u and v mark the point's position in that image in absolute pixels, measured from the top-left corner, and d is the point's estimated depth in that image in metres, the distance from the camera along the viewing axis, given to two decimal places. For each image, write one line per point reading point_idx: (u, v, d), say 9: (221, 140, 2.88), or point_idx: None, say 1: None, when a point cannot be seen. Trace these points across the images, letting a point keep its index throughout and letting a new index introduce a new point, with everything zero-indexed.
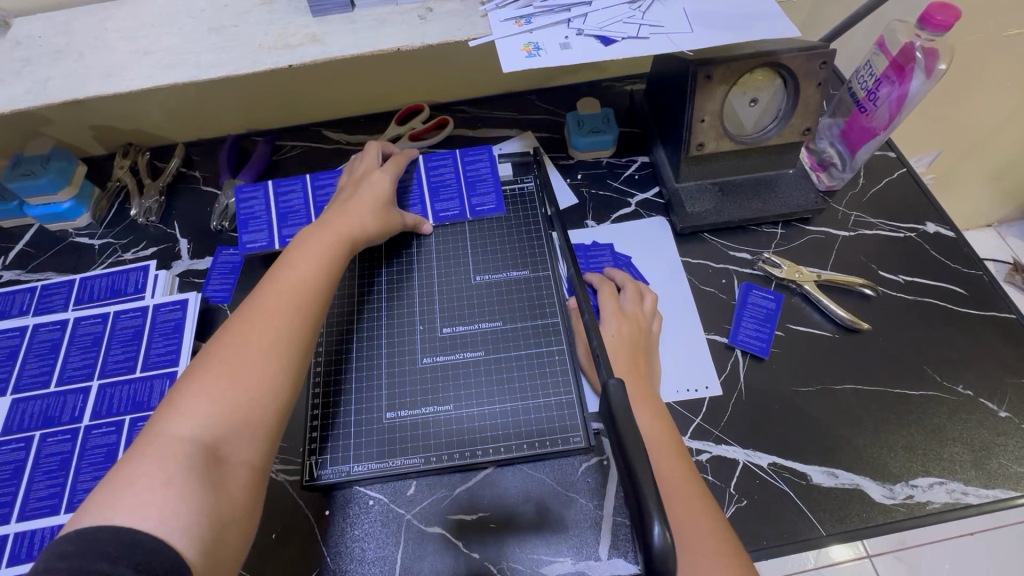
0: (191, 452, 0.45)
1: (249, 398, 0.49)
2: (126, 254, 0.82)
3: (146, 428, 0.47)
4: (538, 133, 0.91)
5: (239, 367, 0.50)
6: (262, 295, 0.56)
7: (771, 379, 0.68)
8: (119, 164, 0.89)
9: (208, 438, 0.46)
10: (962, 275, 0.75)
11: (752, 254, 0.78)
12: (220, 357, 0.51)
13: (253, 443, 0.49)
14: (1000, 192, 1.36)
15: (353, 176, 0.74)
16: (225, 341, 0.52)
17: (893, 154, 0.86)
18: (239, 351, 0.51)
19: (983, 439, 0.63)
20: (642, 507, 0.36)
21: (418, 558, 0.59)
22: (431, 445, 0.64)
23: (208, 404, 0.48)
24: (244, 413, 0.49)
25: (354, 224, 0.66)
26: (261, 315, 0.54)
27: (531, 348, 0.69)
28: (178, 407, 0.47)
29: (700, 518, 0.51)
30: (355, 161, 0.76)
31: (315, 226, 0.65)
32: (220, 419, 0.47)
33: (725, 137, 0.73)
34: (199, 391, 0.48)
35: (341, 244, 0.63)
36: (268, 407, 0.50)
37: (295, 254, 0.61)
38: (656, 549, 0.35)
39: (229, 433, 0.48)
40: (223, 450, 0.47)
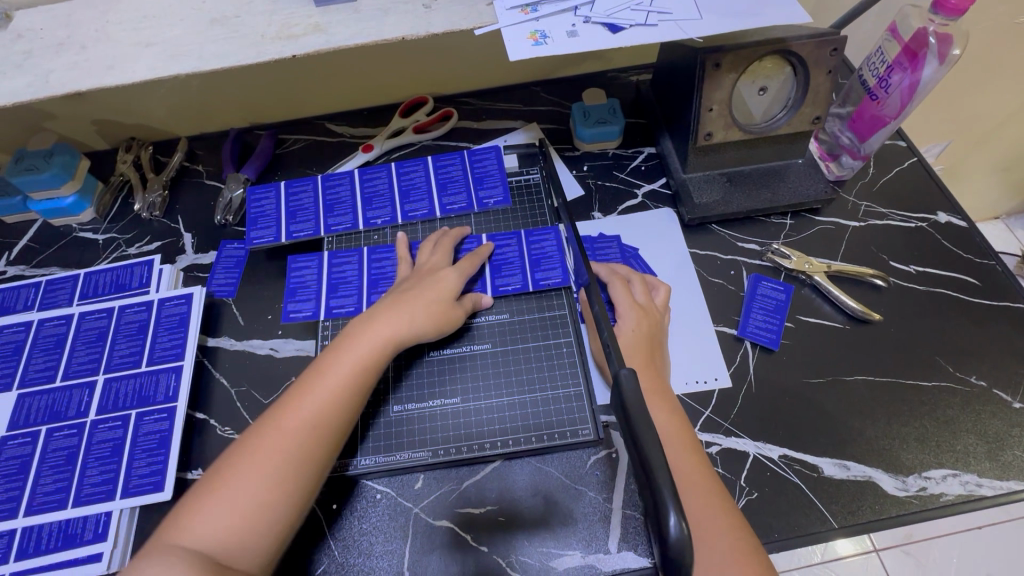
0: (221, 526, 0.50)
1: (253, 519, 0.50)
2: (130, 249, 0.82)
3: (200, 486, 0.52)
4: (543, 124, 0.90)
5: (279, 448, 0.53)
6: (321, 371, 0.58)
7: (781, 370, 0.67)
8: (122, 159, 0.88)
9: (208, 551, 0.48)
10: (974, 265, 0.74)
11: (760, 245, 0.77)
12: (237, 463, 0.52)
13: (251, 557, 0.50)
14: (1009, 183, 1.34)
15: (423, 268, 0.69)
16: (247, 445, 0.53)
17: (903, 143, 0.85)
18: (253, 462, 0.52)
19: (997, 430, 0.63)
20: (657, 495, 0.36)
21: (426, 552, 0.59)
22: (438, 439, 0.63)
23: (245, 480, 0.52)
24: (246, 529, 0.50)
25: (397, 318, 0.62)
26: (279, 428, 0.54)
27: (538, 341, 0.69)
28: (224, 479, 0.52)
29: (716, 513, 0.51)
30: (428, 246, 0.72)
31: (360, 320, 0.63)
32: (223, 537, 0.49)
33: (733, 126, 0.72)
34: (212, 497, 0.51)
35: (381, 350, 0.60)
36: (270, 535, 0.51)
37: (336, 349, 0.60)
38: (672, 541, 0.34)
39: (239, 539, 0.50)
40: (248, 525, 0.50)
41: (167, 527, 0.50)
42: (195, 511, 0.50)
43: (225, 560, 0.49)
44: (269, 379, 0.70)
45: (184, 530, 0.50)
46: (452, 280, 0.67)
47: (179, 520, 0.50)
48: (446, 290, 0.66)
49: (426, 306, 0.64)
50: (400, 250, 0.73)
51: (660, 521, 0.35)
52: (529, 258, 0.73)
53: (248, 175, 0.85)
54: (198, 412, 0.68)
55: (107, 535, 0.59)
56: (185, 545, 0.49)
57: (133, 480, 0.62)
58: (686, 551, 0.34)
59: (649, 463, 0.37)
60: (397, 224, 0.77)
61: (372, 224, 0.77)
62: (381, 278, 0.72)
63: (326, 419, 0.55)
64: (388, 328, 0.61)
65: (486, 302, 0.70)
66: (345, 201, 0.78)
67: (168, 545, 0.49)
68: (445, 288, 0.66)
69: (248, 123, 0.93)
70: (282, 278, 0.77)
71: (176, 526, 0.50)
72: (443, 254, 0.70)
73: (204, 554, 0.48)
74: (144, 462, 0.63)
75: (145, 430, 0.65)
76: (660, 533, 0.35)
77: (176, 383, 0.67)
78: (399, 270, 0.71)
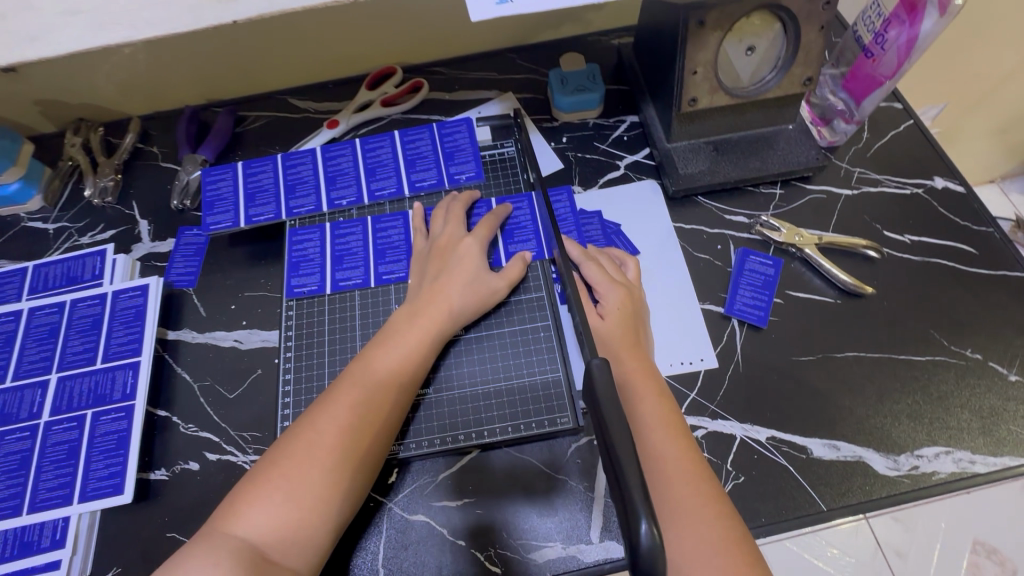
0: (277, 513, 0.48)
1: (310, 512, 0.48)
2: (83, 238, 0.77)
3: (248, 477, 0.50)
4: (519, 94, 0.85)
5: (328, 433, 0.51)
6: (369, 357, 0.57)
7: (770, 349, 0.64)
8: (70, 142, 0.83)
9: (261, 544, 0.46)
10: (971, 232, 0.71)
11: (749, 217, 0.73)
12: (290, 451, 0.50)
13: (303, 554, 0.48)
14: (1006, 145, 1.29)
15: (438, 243, 0.66)
16: (300, 432, 0.51)
17: (899, 105, 0.81)
18: (307, 451, 0.50)
19: (992, 405, 0.60)
20: (628, 501, 0.33)
21: (402, 548, 0.57)
22: (414, 430, 0.60)
23: (298, 467, 0.49)
24: (303, 523, 0.48)
25: (442, 303, 0.61)
26: (329, 416, 0.52)
27: (514, 325, 0.65)
28: (273, 467, 0.49)
29: (697, 501, 0.47)
30: (440, 216, 0.68)
31: (406, 309, 0.61)
32: (279, 528, 0.47)
33: (719, 91, 0.67)
34: (268, 486, 0.49)
35: (431, 338, 0.59)
36: (324, 529, 0.49)
37: (386, 338, 0.58)
38: (643, 551, 0.31)
39: (295, 530, 0.48)
40: (303, 515, 0.48)
41: (217, 517, 0.48)
42: (249, 501, 0.48)
43: (276, 556, 0.46)
44: (233, 372, 0.67)
45: (237, 520, 0.47)
46: (479, 251, 0.64)
47: (230, 508, 0.48)
48: (480, 265, 0.64)
49: (467, 288, 0.62)
50: (415, 222, 0.69)
51: (630, 529, 0.32)
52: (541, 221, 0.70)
53: (205, 156, 0.80)
54: (159, 409, 0.65)
55: (65, 541, 0.56)
56: (239, 535, 0.46)
57: (92, 484, 0.59)
58: (658, 560, 0.32)
59: (621, 469, 0.34)
60: (364, 205, 0.73)
61: (337, 206, 0.72)
62: (386, 247, 0.70)
63: (382, 408, 0.54)
64: (436, 312, 0.60)
65: (530, 257, 0.67)
66: (308, 182, 0.73)
67: (218, 535, 0.46)
68: (479, 261, 0.64)
69: (204, 100, 0.87)
70: (244, 264, 0.73)
71: (226, 516, 0.48)
72: (457, 223, 0.67)
73: (257, 547, 0.46)
74: (102, 464, 0.60)
75: (102, 430, 0.61)
76: (630, 542, 0.32)
77: (134, 380, 0.64)
78: (416, 244, 0.68)
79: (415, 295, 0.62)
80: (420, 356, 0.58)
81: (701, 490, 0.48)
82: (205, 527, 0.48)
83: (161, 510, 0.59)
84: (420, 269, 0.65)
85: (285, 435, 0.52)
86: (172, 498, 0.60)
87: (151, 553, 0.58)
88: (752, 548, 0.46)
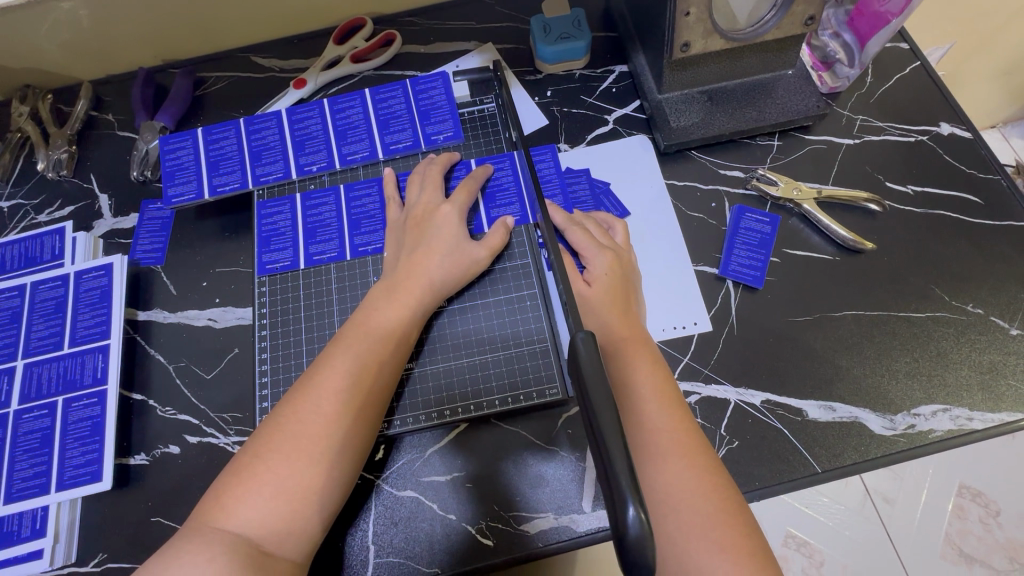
0: (262, 512, 0.45)
1: (303, 500, 0.47)
2: (40, 216, 0.73)
3: (229, 471, 0.48)
4: (500, 44, 0.78)
5: (313, 423, 0.49)
6: (350, 337, 0.54)
7: (766, 310, 0.62)
8: (17, 112, 0.77)
9: (254, 537, 0.45)
10: (977, 181, 0.67)
11: (745, 172, 0.69)
12: (274, 440, 0.48)
13: (299, 542, 0.46)
14: (1010, 88, 1.24)
15: (416, 211, 0.62)
16: (282, 420, 0.49)
17: (906, 45, 0.75)
18: (292, 438, 0.48)
19: (992, 360, 0.59)
20: (615, 486, 0.32)
21: (391, 524, 0.56)
22: (401, 406, 0.58)
23: (283, 461, 0.47)
24: (296, 512, 0.46)
25: (423, 278, 0.58)
26: (310, 402, 0.50)
27: (499, 295, 0.62)
28: (257, 462, 0.47)
29: (686, 478, 0.45)
30: (416, 183, 0.64)
31: (383, 284, 0.58)
32: (268, 521, 0.45)
33: (715, 33, 0.61)
34: (253, 479, 0.46)
35: (413, 314, 0.57)
36: (319, 516, 0.48)
37: (365, 316, 0.56)
38: (630, 535, 0.31)
39: (285, 524, 0.46)
40: (290, 510, 0.46)
41: (202, 511, 0.46)
42: (233, 494, 0.46)
43: (272, 547, 0.45)
44: (209, 351, 0.64)
45: (222, 514, 0.45)
46: (460, 220, 0.61)
47: (215, 502, 0.46)
48: (462, 234, 0.60)
49: (449, 259, 0.59)
50: (388, 189, 0.65)
51: (618, 514, 0.31)
52: (524, 182, 0.66)
53: (164, 123, 0.75)
54: (134, 393, 0.63)
55: (46, 530, 0.55)
56: (230, 530, 0.45)
57: (68, 472, 0.57)
58: (646, 547, 0.31)
59: (609, 457, 0.33)
60: (336, 171, 0.68)
61: (307, 172, 0.68)
62: (362, 217, 0.66)
63: (366, 389, 0.51)
64: (418, 287, 0.57)
65: (512, 222, 0.63)
66: (274, 147, 0.69)
67: (203, 532, 0.44)
68: (459, 230, 0.60)
69: (159, 61, 0.81)
70: (214, 239, 0.69)
71: (210, 511, 0.46)
72: (435, 189, 0.63)
73: (250, 540, 0.44)
74: (78, 451, 0.58)
75: (75, 418, 0.59)
76: (618, 528, 0.31)
77: (104, 364, 0.61)
78: (389, 213, 0.64)
79: (393, 270, 0.59)
80: (402, 333, 0.56)
81: (693, 465, 0.46)
82: (191, 522, 0.46)
83: (144, 495, 0.58)
84: (397, 241, 0.62)
85: (265, 425, 0.50)
86: (153, 483, 0.58)
87: (135, 538, 0.56)
88: (746, 525, 0.44)
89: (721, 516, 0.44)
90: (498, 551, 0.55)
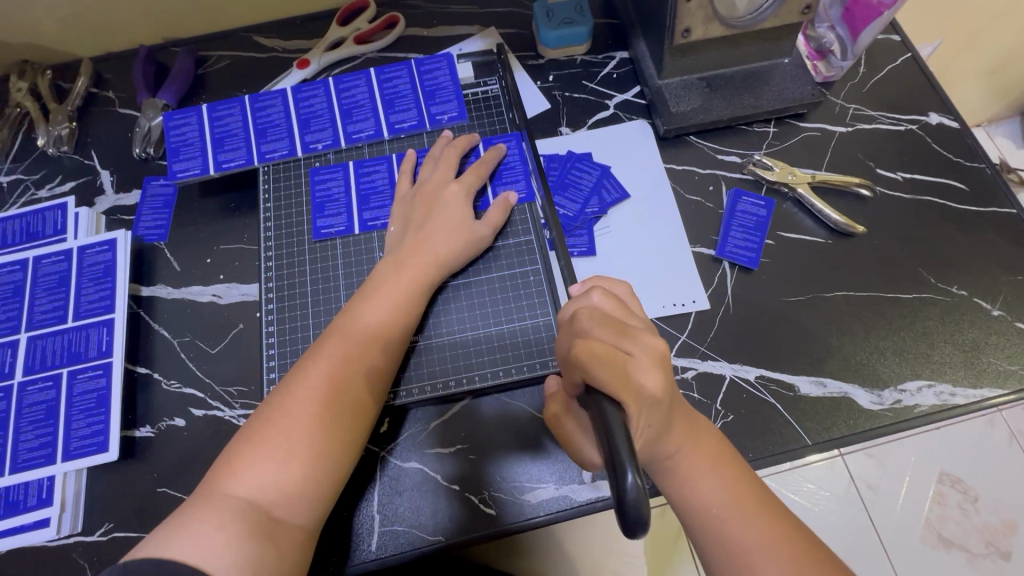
0: (273, 482, 0.47)
1: (312, 468, 0.48)
2: (41, 192, 0.72)
3: (237, 443, 0.49)
4: (504, 29, 0.79)
5: (326, 395, 0.51)
6: (360, 314, 0.56)
7: (759, 289, 0.64)
8: (16, 87, 0.76)
9: (265, 501, 0.46)
10: (964, 169, 0.70)
11: (741, 157, 0.71)
12: (285, 407, 0.50)
13: (309, 508, 0.48)
14: (996, 88, 1.27)
15: (423, 186, 0.63)
16: (294, 388, 0.51)
17: (898, 37, 0.78)
18: (304, 405, 0.50)
19: (974, 338, 0.61)
20: (614, 452, 0.36)
21: (396, 494, 0.57)
22: (412, 376, 0.60)
23: (295, 430, 0.49)
24: (305, 479, 0.48)
25: (429, 253, 0.59)
26: (320, 377, 0.51)
27: (503, 271, 0.64)
28: (268, 437, 0.48)
29: (716, 489, 0.47)
30: (430, 162, 0.65)
31: (389, 260, 0.59)
32: (279, 486, 0.47)
33: (715, 20, 0.63)
34: (263, 446, 0.48)
35: (418, 286, 0.58)
36: (328, 484, 0.49)
37: (371, 290, 0.57)
38: (628, 493, 0.34)
39: (296, 492, 0.47)
40: (300, 480, 0.48)
41: (215, 476, 0.47)
42: (245, 459, 0.47)
43: (280, 514, 0.46)
44: (213, 327, 0.64)
45: (235, 478, 0.47)
46: (464, 198, 0.63)
47: (227, 467, 0.47)
48: (462, 212, 0.62)
49: (452, 235, 0.61)
50: (405, 164, 0.66)
51: (617, 481, 0.34)
52: (530, 165, 0.67)
53: (167, 101, 0.75)
54: (139, 366, 0.63)
55: (52, 499, 0.55)
56: (241, 493, 0.46)
57: (74, 443, 0.58)
58: (643, 504, 0.34)
59: (606, 418, 0.38)
60: (341, 149, 0.69)
61: (312, 150, 0.68)
62: (368, 194, 0.67)
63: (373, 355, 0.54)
64: (421, 260, 0.59)
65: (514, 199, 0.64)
66: (279, 125, 0.69)
67: (217, 494, 0.46)
68: (463, 207, 0.62)
69: (160, 39, 0.80)
70: (218, 215, 0.69)
71: (224, 475, 0.47)
72: (446, 167, 0.64)
73: (261, 503, 0.46)
74: (83, 422, 0.58)
75: (80, 390, 0.59)
76: (617, 490, 0.34)
77: (109, 337, 0.61)
78: (400, 187, 0.65)
79: (398, 243, 0.61)
80: (407, 306, 0.57)
81: (722, 475, 0.47)
82: (203, 487, 0.47)
83: (149, 466, 0.59)
84: (404, 214, 0.63)
85: (272, 398, 0.51)
86: (159, 454, 0.59)
87: (142, 508, 0.57)
88: (778, 518, 0.46)
89: (764, 521, 0.45)
90: (500, 521, 0.56)
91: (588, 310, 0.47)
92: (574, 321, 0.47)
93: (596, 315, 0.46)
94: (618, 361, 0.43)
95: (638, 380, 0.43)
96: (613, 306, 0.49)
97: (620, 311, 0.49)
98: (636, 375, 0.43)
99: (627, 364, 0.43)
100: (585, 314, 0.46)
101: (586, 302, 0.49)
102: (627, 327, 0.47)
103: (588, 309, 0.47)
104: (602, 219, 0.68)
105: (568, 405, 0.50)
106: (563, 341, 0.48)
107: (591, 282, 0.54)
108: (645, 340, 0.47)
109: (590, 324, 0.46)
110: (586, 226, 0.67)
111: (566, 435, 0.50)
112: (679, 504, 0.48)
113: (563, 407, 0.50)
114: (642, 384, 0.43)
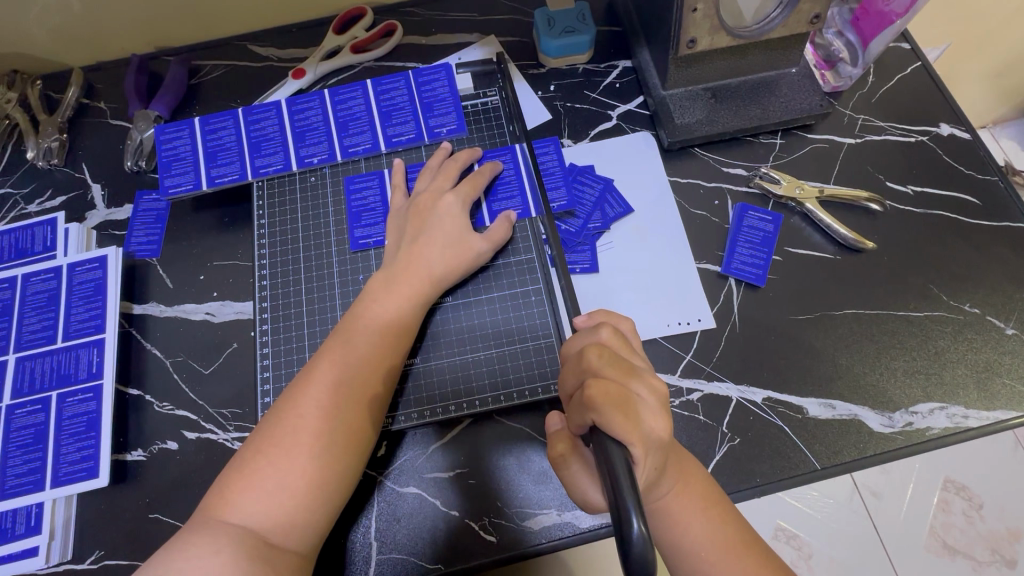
0: (265, 511, 0.45)
1: (304, 498, 0.47)
2: (30, 206, 0.71)
3: (230, 472, 0.47)
4: (504, 37, 0.78)
5: (317, 422, 0.49)
6: (352, 336, 0.54)
7: (766, 307, 0.62)
8: (5, 98, 0.75)
9: (261, 530, 0.45)
10: (975, 182, 0.68)
11: (748, 170, 0.69)
12: (276, 435, 0.48)
13: (305, 536, 0.46)
14: (1001, 90, 1.25)
15: (419, 200, 0.61)
16: (285, 415, 0.49)
17: (908, 45, 0.76)
18: (295, 433, 0.48)
19: (987, 358, 0.60)
20: (618, 495, 0.34)
21: (394, 520, 0.56)
22: (412, 399, 0.58)
23: (286, 459, 0.47)
24: (300, 507, 0.46)
25: (422, 269, 0.58)
26: (311, 404, 0.50)
27: (504, 288, 0.62)
28: (259, 466, 0.47)
29: (705, 532, 0.46)
30: (428, 173, 0.64)
31: (381, 276, 0.58)
32: (273, 515, 0.45)
33: (721, 30, 0.61)
34: (256, 475, 0.47)
35: (413, 304, 0.57)
36: (328, 509, 0.48)
37: (363, 309, 0.56)
38: (633, 545, 0.32)
39: (291, 522, 0.46)
40: (294, 509, 0.46)
41: (208, 506, 0.46)
42: (238, 488, 0.46)
43: (279, 540, 0.45)
44: (207, 346, 0.63)
45: (229, 507, 0.46)
46: (462, 213, 0.61)
47: (220, 497, 0.46)
48: (460, 228, 0.60)
49: (449, 253, 0.59)
50: (395, 177, 0.65)
51: (622, 527, 0.33)
52: (527, 178, 0.65)
53: (159, 112, 0.73)
54: (130, 388, 0.62)
55: (41, 527, 0.54)
56: (235, 523, 0.45)
57: (63, 468, 0.56)
58: (648, 559, 0.32)
59: (610, 458, 0.37)
60: (337, 163, 0.67)
61: (307, 164, 0.67)
62: (362, 210, 0.65)
63: (366, 378, 0.52)
64: (415, 278, 0.57)
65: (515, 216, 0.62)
66: (274, 138, 0.67)
67: (212, 523, 0.45)
68: (461, 223, 0.60)
69: (152, 48, 0.79)
70: (212, 230, 0.68)
71: (217, 504, 0.46)
72: (444, 180, 0.62)
73: (256, 534, 0.44)
74: (73, 447, 0.57)
75: (70, 413, 0.58)
76: (621, 540, 0.33)
77: (99, 359, 0.60)
78: (394, 201, 0.64)
79: (392, 259, 0.59)
80: (401, 324, 0.56)
81: (712, 515, 0.47)
82: (197, 516, 0.46)
83: (140, 491, 0.57)
84: (399, 229, 0.61)
85: (263, 426, 0.50)
86: (151, 479, 0.58)
87: (133, 535, 0.56)
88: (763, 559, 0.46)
89: (750, 562, 0.45)
90: (502, 547, 0.55)
91: (596, 346, 0.46)
92: (582, 359, 0.46)
93: (605, 354, 0.45)
94: (628, 400, 0.42)
95: (646, 421, 0.42)
96: (619, 344, 0.48)
97: (626, 351, 0.48)
98: (645, 416, 0.42)
99: (635, 402, 0.43)
100: (592, 352, 0.46)
101: (593, 338, 0.48)
102: (634, 366, 0.46)
103: (596, 346, 0.46)
104: (604, 234, 0.66)
105: (574, 444, 0.48)
106: (569, 377, 0.47)
107: (600, 315, 0.53)
108: (650, 379, 0.46)
109: (600, 361, 0.45)
110: (589, 242, 0.65)
111: (569, 475, 0.48)
112: (665, 543, 0.47)
113: (569, 446, 0.48)
114: (648, 425, 0.42)
